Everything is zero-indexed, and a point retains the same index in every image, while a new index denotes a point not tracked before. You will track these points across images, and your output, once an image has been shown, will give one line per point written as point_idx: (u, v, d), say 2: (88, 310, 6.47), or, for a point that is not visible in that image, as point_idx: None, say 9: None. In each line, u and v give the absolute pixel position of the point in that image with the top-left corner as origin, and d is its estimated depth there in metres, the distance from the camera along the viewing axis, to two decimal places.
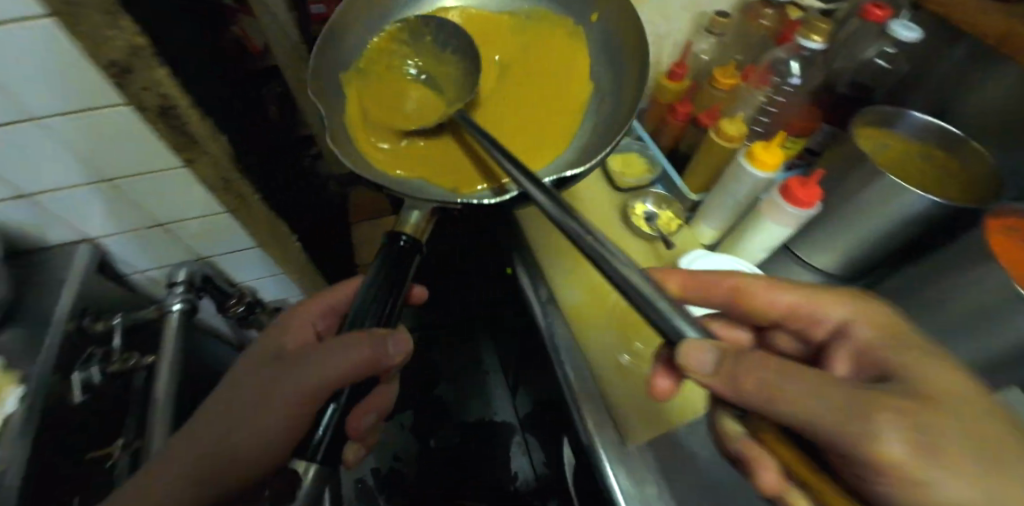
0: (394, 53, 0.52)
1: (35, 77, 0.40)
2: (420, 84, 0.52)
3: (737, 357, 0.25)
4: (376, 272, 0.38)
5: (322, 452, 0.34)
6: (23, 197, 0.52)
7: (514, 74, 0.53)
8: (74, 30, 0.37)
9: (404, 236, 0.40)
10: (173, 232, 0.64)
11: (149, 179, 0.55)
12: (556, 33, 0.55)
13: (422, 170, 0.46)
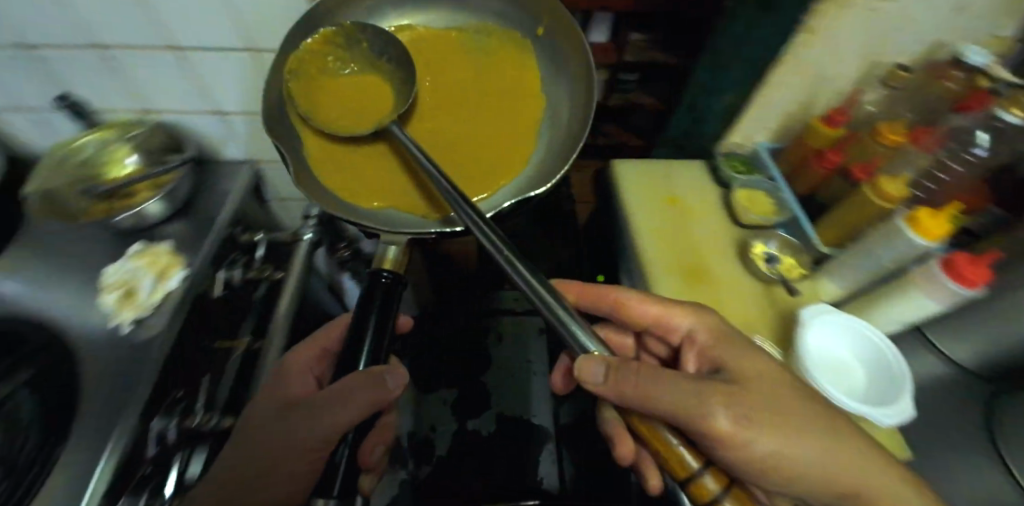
0: (334, 49, 0.49)
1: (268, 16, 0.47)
2: (363, 78, 0.51)
3: (624, 370, 0.32)
4: (362, 324, 0.41)
5: (340, 484, 0.38)
6: (218, 114, 0.61)
7: (458, 87, 0.52)
8: None
9: (383, 274, 0.44)
10: None
11: None
12: (511, 56, 0.53)
13: (369, 192, 0.47)
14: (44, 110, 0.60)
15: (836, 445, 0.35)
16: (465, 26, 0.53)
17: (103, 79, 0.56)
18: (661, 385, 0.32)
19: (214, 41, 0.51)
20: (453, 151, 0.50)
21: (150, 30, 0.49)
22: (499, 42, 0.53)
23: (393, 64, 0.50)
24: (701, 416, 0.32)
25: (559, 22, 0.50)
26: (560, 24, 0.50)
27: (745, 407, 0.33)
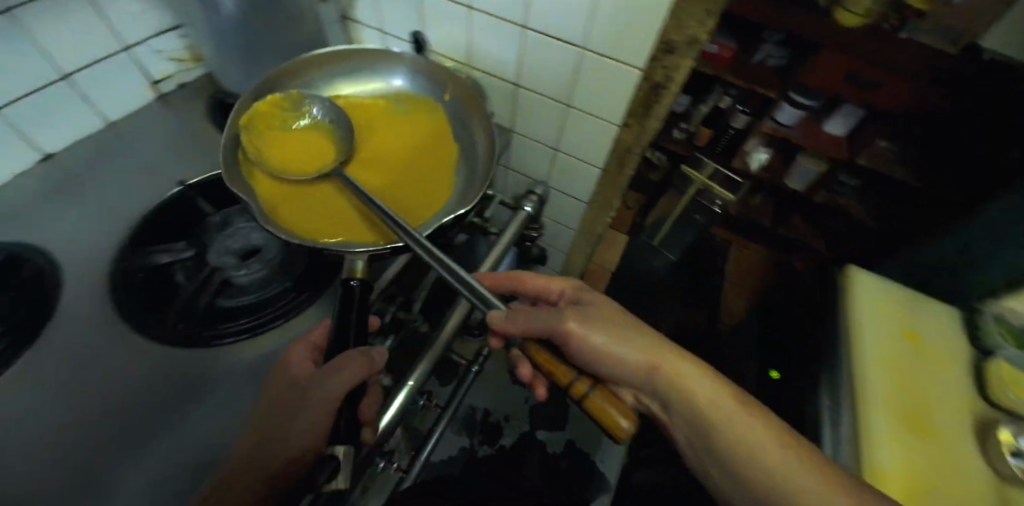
0: (280, 114, 0.55)
1: (623, 26, 0.51)
2: (307, 131, 0.56)
3: (512, 318, 0.38)
4: (343, 319, 0.39)
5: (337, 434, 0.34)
6: (517, 87, 0.67)
7: (389, 143, 0.60)
8: (677, 9, 0.47)
9: (353, 280, 0.42)
10: (555, 161, 0.76)
11: (589, 121, 0.66)
12: (425, 119, 0.62)
13: (324, 223, 0.50)
14: (394, 37, 0.71)
15: (643, 339, 0.44)
16: (380, 99, 0.63)
17: (451, 29, 0.64)
18: (533, 318, 0.40)
19: (563, 31, 0.56)
20: (384, 189, 0.55)
21: (518, 7, 0.56)
22: (421, 107, 0.63)
23: (336, 122, 0.57)
24: (552, 325, 0.42)
25: (458, 89, 0.61)
26: (463, 96, 0.61)
27: (599, 321, 0.44)
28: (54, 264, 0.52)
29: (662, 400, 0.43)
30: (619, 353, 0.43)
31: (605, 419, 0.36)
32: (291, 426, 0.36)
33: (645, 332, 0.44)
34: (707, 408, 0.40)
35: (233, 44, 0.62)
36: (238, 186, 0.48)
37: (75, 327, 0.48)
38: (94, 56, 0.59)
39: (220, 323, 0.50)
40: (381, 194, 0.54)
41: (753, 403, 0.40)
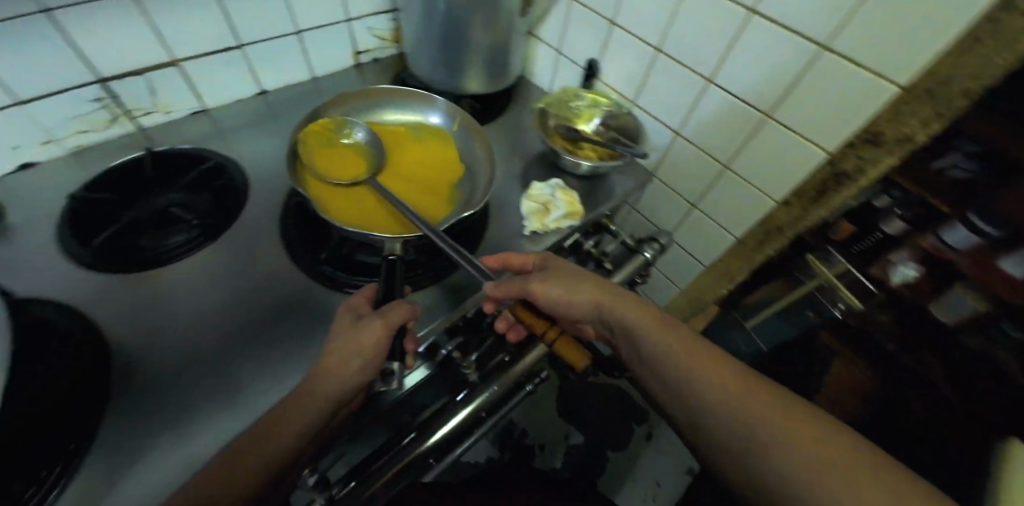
0: (326, 134, 0.58)
1: (824, 103, 0.49)
2: (349, 146, 0.58)
3: (494, 286, 0.45)
4: (387, 290, 0.47)
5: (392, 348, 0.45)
6: (676, 135, 0.66)
7: (414, 160, 0.60)
8: (898, 106, 0.44)
9: (393, 256, 0.49)
10: (687, 218, 0.74)
11: (743, 189, 0.63)
12: (438, 138, 0.63)
13: (368, 222, 0.52)
14: (568, 60, 0.74)
15: (586, 284, 0.48)
16: (406, 125, 0.64)
17: (631, 66, 0.66)
18: (508, 286, 0.46)
19: (751, 93, 0.54)
20: (419, 189, 0.57)
21: (710, 60, 0.56)
22: (438, 133, 0.64)
23: (367, 140, 0.59)
24: (526, 293, 0.47)
25: (466, 120, 0.63)
26: (471, 127, 0.63)
27: (563, 275, 0.48)
28: (240, 176, 0.60)
29: (613, 333, 0.48)
30: (574, 298, 0.47)
31: (569, 359, 0.47)
32: (349, 362, 0.40)
33: (591, 279, 0.48)
34: (652, 347, 0.43)
35: (430, 36, 0.67)
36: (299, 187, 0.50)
37: (246, 233, 0.56)
38: (324, 20, 0.69)
39: (355, 274, 0.53)
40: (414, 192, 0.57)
41: (676, 329, 0.43)
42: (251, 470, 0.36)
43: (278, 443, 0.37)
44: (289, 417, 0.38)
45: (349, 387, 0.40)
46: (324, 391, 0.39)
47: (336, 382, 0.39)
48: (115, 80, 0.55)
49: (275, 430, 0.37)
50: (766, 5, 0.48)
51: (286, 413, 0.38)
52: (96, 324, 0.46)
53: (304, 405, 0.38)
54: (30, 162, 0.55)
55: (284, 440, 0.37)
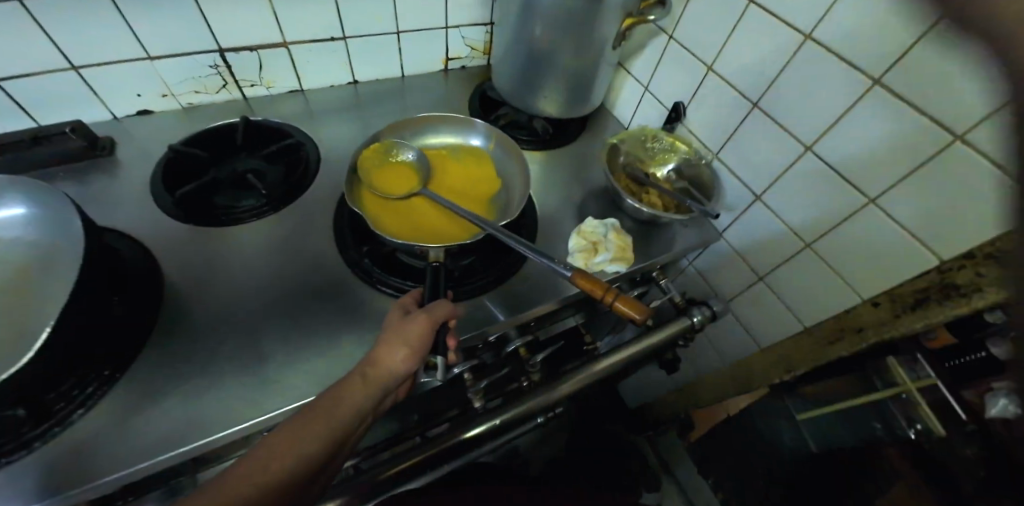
0: (376, 154, 0.58)
1: (943, 201, 0.42)
2: (398, 164, 0.58)
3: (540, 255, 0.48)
4: (433, 293, 0.47)
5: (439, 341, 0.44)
6: (756, 199, 0.61)
7: (460, 175, 0.60)
8: None
9: (434, 263, 0.49)
10: (750, 290, 0.67)
11: (822, 275, 0.56)
12: (477, 152, 0.62)
13: (430, 236, 0.53)
14: (654, 98, 0.71)
15: None
16: (447, 141, 0.63)
17: (721, 117, 0.61)
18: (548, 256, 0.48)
19: (855, 173, 0.48)
20: (469, 201, 0.58)
21: (812, 127, 0.51)
22: (476, 150, 0.63)
23: (414, 155, 0.59)
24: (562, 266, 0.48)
25: (503, 139, 0.62)
26: (508, 145, 0.61)
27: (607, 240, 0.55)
28: (313, 156, 0.63)
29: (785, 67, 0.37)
30: None
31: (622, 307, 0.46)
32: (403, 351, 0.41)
33: None
34: None
35: (518, 54, 0.67)
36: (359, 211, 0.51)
37: (304, 210, 0.59)
38: (423, 24, 0.72)
39: (392, 274, 0.52)
40: (464, 204, 0.57)
41: None
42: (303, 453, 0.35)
43: (331, 426, 0.37)
44: (340, 404, 0.38)
45: (400, 375, 0.41)
46: (376, 379, 0.40)
47: (388, 370, 0.40)
48: (233, 52, 0.62)
49: (329, 412, 0.37)
50: (893, 80, 0.42)
51: (337, 400, 0.38)
52: (158, 266, 0.51)
53: (358, 392, 0.39)
54: (149, 111, 0.63)
55: (337, 424, 0.37)
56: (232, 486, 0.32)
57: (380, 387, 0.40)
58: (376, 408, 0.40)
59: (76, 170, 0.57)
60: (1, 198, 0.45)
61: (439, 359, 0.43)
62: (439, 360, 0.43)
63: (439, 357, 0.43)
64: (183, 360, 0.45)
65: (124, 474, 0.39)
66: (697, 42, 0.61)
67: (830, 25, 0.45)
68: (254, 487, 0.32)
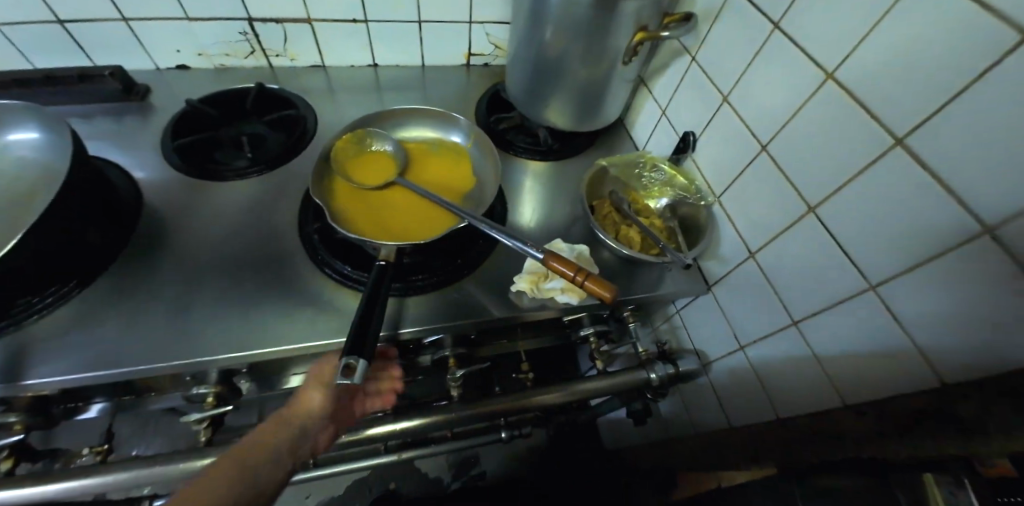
0: (351, 145, 0.57)
1: (957, 308, 0.32)
2: (372, 155, 0.58)
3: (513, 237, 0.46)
4: (374, 286, 0.44)
5: (367, 336, 0.40)
6: (750, 256, 0.52)
7: (436, 170, 0.59)
8: None
9: (383, 261, 0.46)
10: (731, 357, 0.58)
11: (808, 360, 0.47)
12: (454, 149, 0.61)
13: (392, 228, 0.52)
14: (670, 125, 0.64)
15: None
16: (427, 136, 0.62)
17: (729, 155, 0.54)
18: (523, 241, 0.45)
19: (859, 250, 0.39)
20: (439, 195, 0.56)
21: (820, 185, 0.42)
22: (455, 148, 0.61)
23: (389, 147, 0.59)
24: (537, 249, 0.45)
25: (481, 136, 0.60)
26: (485, 144, 0.59)
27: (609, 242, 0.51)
28: (310, 127, 0.66)
29: None
30: None
31: (594, 288, 0.42)
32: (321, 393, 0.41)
33: None
34: None
35: (521, 58, 0.64)
36: (320, 198, 0.51)
37: (283, 176, 0.61)
38: (446, 16, 0.71)
39: (337, 257, 0.52)
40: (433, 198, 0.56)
41: None
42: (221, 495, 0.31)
43: (256, 470, 0.35)
44: (265, 446, 0.36)
45: (325, 412, 0.41)
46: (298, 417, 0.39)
47: (309, 411, 0.40)
48: (260, 22, 0.66)
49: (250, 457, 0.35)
50: (917, 144, 0.33)
51: (258, 445, 0.36)
52: (144, 204, 0.56)
53: (282, 431, 0.38)
54: (187, 67, 0.70)
55: (261, 467, 0.35)
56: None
57: (306, 426, 0.39)
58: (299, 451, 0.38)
59: (113, 109, 0.65)
60: (26, 123, 0.53)
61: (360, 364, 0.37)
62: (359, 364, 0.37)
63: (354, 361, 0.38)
64: (130, 291, 0.50)
65: (41, 381, 0.43)
66: (718, 67, 0.53)
67: (855, 65, 0.37)
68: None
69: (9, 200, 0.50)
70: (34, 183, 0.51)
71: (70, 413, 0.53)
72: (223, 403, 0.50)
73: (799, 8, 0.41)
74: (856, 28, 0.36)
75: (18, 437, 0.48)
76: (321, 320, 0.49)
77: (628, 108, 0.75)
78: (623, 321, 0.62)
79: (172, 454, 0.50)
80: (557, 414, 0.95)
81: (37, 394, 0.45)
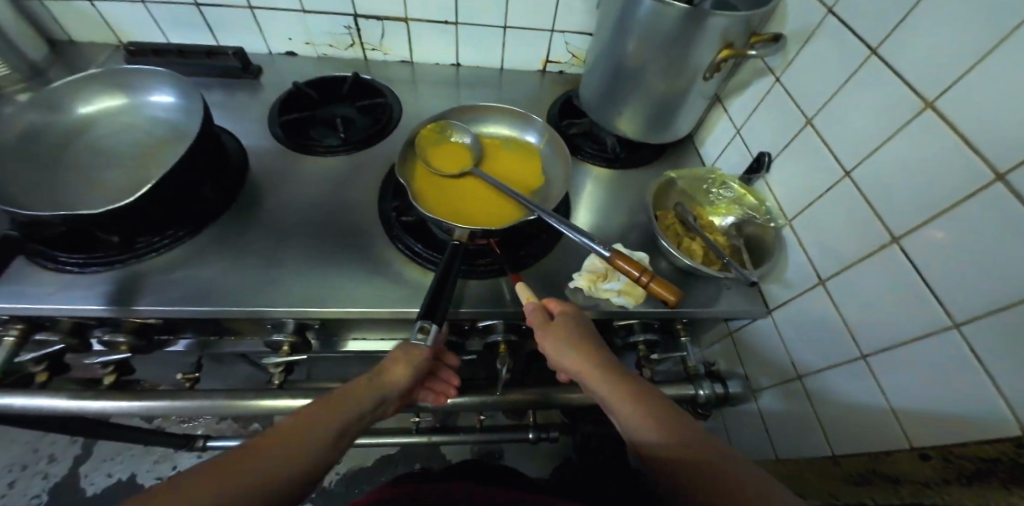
0: (436, 135, 0.62)
1: None
2: (452, 146, 0.62)
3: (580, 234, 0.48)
4: (444, 264, 0.47)
5: (437, 308, 0.43)
6: (819, 283, 0.50)
7: (509, 166, 0.62)
8: None
9: (457, 241, 0.50)
10: (786, 385, 0.57)
11: (872, 396, 0.44)
12: (528, 149, 0.64)
13: (463, 213, 0.55)
14: (744, 144, 0.64)
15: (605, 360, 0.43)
16: (502, 133, 0.66)
17: (807, 179, 0.53)
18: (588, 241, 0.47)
19: (944, 285, 0.37)
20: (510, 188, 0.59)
21: (906, 215, 0.40)
22: (528, 147, 0.64)
23: (468, 139, 0.63)
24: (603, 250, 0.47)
25: (555, 138, 0.62)
26: (558, 145, 0.61)
27: None
28: (395, 116, 0.71)
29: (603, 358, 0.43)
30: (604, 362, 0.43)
31: (659, 292, 0.44)
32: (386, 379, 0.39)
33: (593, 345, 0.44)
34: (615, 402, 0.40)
35: (599, 66, 0.66)
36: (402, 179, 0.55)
37: (368, 157, 0.67)
38: (530, 24, 0.75)
39: (410, 236, 0.56)
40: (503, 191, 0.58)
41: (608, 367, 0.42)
42: (328, 435, 0.33)
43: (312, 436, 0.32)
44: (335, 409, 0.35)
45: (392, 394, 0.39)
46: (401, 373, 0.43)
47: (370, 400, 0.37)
48: (363, 19, 0.73)
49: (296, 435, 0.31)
50: (1020, 180, 0.31)
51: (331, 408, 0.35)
52: (248, 168, 0.63)
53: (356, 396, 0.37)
54: (294, 53, 0.78)
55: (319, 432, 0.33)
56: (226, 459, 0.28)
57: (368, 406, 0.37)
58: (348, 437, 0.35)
59: (229, 84, 0.74)
60: (162, 87, 0.61)
61: (428, 323, 0.41)
62: (428, 323, 0.41)
63: (424, 323, 0.41)
64: (229, 242, 0.56)
65: (149, 308, 0.50)
66: (804, 90, 0.53)
67: (957, 97, 0.36)
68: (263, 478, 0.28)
69: (141, 151, 0.59)
70: (165, 137, 0.60)
71: (163, 344, 0.60)
72: (295, 353, 0.55)
73: (900, 34, 0.41)
74: (964, 57, 0.35)
75: (123, 355, 0.55)
76: (389, 290, 0.53)
77: (699, 126, 0.75)
78: (674, 333, 0.62)
79: (243, 393, 0.55)
80: (586, 422, 0.90)
81: (143, 320, 0.52)
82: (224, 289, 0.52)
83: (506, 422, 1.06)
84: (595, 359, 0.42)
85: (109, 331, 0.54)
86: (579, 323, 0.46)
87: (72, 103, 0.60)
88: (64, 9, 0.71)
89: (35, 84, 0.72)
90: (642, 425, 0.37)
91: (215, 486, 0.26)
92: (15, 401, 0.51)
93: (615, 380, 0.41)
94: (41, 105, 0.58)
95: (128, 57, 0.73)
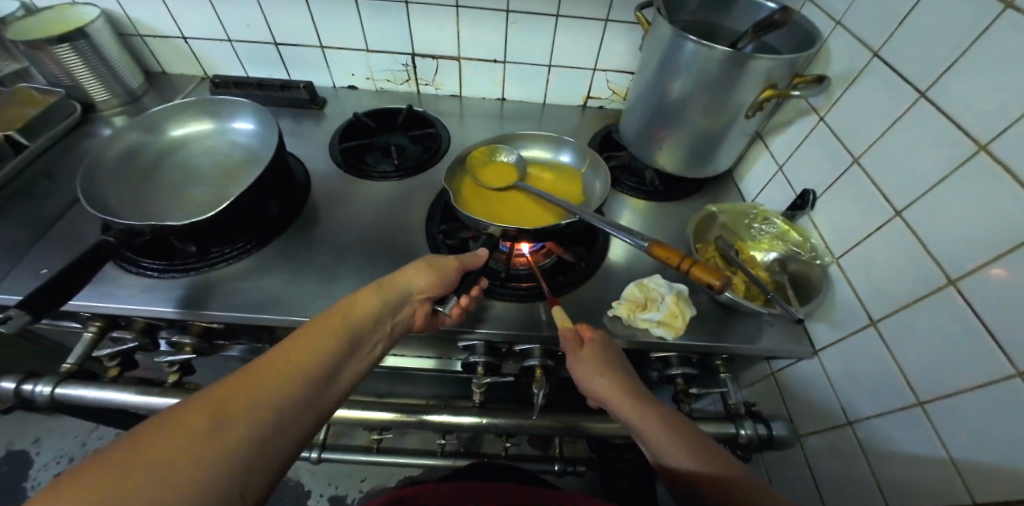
0: (484, 155, 0.65)
1: None
2: (497, 166, 0.65)
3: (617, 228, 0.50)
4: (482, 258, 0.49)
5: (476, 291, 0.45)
6: (869, 323, 0.49)
7: (550, 186, 0.65)
8: None
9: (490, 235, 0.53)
10: (835, 430, 0.54)
11: (929, 446, 0.42)
12: (568, 171, 0.67)
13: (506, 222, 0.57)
14: (787, 180, 0.64)
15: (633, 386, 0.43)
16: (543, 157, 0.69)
17: (855, 217, 0.52)
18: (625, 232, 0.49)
19: (1005, 332, 0.36)
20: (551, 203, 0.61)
21: (961, 257, 0.40)
22: (568, 169, 0.67)
23: (515, 159, 0.66)
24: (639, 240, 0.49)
25: (594, 159, 0.65)
26: (598, 165, 0.64)
27: None
28: (444, 145, 0.76)
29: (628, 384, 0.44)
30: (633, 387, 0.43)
31: (702, 276, 0.44)
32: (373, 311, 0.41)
33: (620, 372, 0.44)
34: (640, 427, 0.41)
35: (641, 102, 0.68)
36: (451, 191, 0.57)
37: (418, 182, 0.71)
38: (574, 63, 0.79)
39: None
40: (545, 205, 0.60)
41: (634, 392, 0.43)
42: (316, 372, 0.34)
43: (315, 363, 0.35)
44: (328, 342, 0.37)
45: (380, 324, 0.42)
46: (364, 310, 0.41)
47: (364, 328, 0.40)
48: (420, 58, 0.80)
49: (293, 366, 0.33)
50: None
51: (324, 339, 0.36)
52: (309, 189, 0.69)
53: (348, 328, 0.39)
54: (356, 87, 0.86)
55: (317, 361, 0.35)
56: (166, 428, 0.26)
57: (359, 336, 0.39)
58: (347, 362, 0.37)
59: (297, 113, 0.81)
60: (243, 115, 0.69)
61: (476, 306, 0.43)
62: None
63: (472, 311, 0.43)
64: (289, 256, 0.60)
65: (217, 314, 0.54)
66: (850, 129, 0.53)
67: (1010, 141, 0.36)
68: (230, 452, 0.27)
69: (221, 170, 0.65)
70: (241, 158, 0.66)
71: (220, 347, 0.64)
72: None
73: (948, 80, 0.41)
74: (1015, 103, 0.35)
75: (186, 356, 0.59)
76: None
77: (739, 161, 0.76)
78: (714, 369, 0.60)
79: None
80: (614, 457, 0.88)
81: (209, 323, 0.56)
82: (283, 299, 0.56)
83: (531, 451, 1.04)
84: (625, 384, 0.43)
85: (177, 333, 0.58)
86: (608, 348, 0.47)
87: (166, 128, 0.68)
88: (162, 46, 0.82)
89: (132, 109, 0.82)
90: (674, 451, 0.38)
91: (208, 421, 0.27)
92: (89, 392, 0.56)
93: (646, 407, 0.41)
94: (141, 127, 0.66)
95: (214, 88, 0.82)
